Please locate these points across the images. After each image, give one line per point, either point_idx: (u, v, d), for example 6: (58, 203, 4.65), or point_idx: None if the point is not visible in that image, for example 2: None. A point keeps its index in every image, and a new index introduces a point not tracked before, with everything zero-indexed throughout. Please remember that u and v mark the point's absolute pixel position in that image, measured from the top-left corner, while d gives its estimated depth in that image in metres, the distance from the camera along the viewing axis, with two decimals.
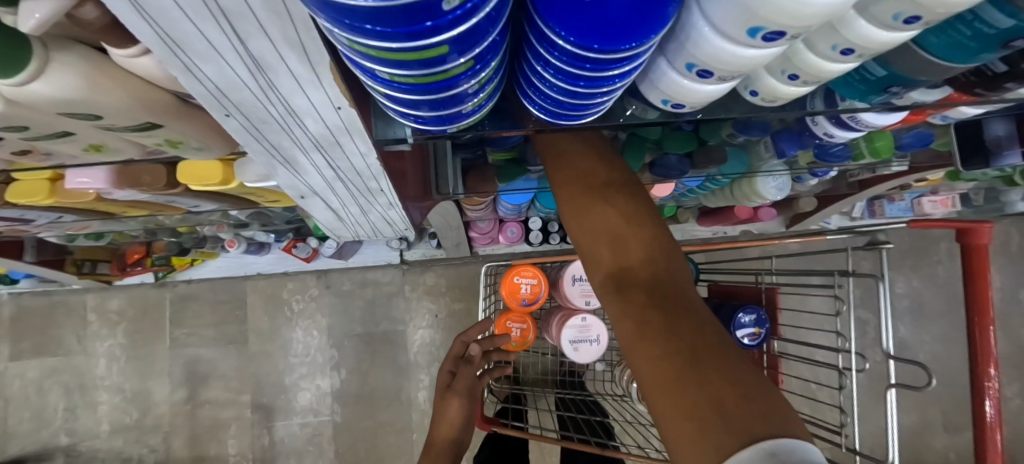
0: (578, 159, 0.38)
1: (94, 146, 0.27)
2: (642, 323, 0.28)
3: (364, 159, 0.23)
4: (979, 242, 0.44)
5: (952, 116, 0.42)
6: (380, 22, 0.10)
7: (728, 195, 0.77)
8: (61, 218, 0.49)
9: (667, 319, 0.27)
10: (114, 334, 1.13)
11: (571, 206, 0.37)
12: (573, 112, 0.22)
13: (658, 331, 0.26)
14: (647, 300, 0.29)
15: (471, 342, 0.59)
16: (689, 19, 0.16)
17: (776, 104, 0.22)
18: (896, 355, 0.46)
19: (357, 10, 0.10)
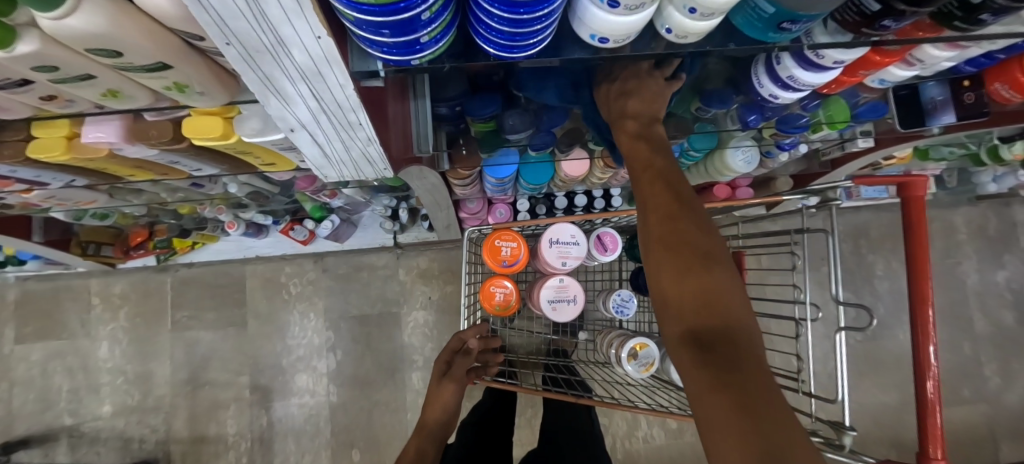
0: (675, 209, 0.40)
1: (111, 91, 0.31)
2: (713, 370, 0.31)
3: (343, 91, 0.27)
4: (917, 194, 0.48)
5: (889, 81, 0.47)
6: None
7: (703, 170, 0.81)
8: (73, 182, 0.54)
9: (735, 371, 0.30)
10: (116, 317, 1.17)
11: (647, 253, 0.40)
12: (516, 46, 0.26)
13: (723, 378, 0.30)
14: (719, 353, 0.32)
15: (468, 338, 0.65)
16: None
17: (688, 39, 0.26)
18: (844, 301, 0.50)
19: None
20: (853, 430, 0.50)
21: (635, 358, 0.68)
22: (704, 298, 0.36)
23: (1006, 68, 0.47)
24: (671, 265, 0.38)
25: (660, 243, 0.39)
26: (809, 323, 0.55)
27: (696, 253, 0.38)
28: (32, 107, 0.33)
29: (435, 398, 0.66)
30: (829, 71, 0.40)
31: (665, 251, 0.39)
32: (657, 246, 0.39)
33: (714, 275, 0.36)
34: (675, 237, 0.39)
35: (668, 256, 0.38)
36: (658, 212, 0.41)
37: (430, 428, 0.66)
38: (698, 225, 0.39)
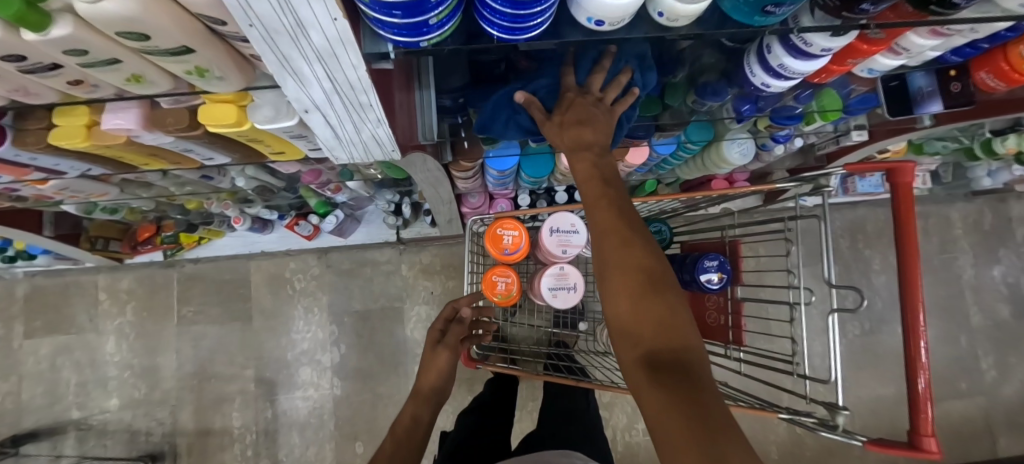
0: (625, 236, 0.42)
1: (135, 76, 0.33)
2: (664, 389, 0.33)
3: (355, 72, 0.28)
4: (905, 180, 0.49)
5: (877, 70, 0.49)
6: None
7: (701, 164, 0.83)
8: (89, 171, 0.55)
9: (683, 388, 0.33)
10: (123, 312, 1.18)
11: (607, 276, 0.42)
12: (518, 28, 0.27)
13: (673, 394, 0.32)
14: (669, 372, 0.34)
15: (462, 306, 0.70)
16: None
17: (678, 22, 0.28)
18: (836, 283, 0.51)
19: None
20: (846, 410, 0.51)
21: None
22: (656, 321, 0.38)
23: (991, 58, 0.48)
24: (626, 290, 0.40)
25: (615, 270, 0.41)
26: (803, 307, 0.57)
27: (647, 278, 0.40)
28: (57, 91, 0.35)
29: (428, 365, 0.68)
30: (818, 59, 0.42)
31: (621, 277, 0.41)
32: (613, 273, 0.41)
33: (665, 300, 0.39)
34: (629, 260, 0.41)
35: (623, 283, 0.40)
36: (612, 239, 0.42)
37: (425, 394, 0.67)
38: (648, 250, 0.41)
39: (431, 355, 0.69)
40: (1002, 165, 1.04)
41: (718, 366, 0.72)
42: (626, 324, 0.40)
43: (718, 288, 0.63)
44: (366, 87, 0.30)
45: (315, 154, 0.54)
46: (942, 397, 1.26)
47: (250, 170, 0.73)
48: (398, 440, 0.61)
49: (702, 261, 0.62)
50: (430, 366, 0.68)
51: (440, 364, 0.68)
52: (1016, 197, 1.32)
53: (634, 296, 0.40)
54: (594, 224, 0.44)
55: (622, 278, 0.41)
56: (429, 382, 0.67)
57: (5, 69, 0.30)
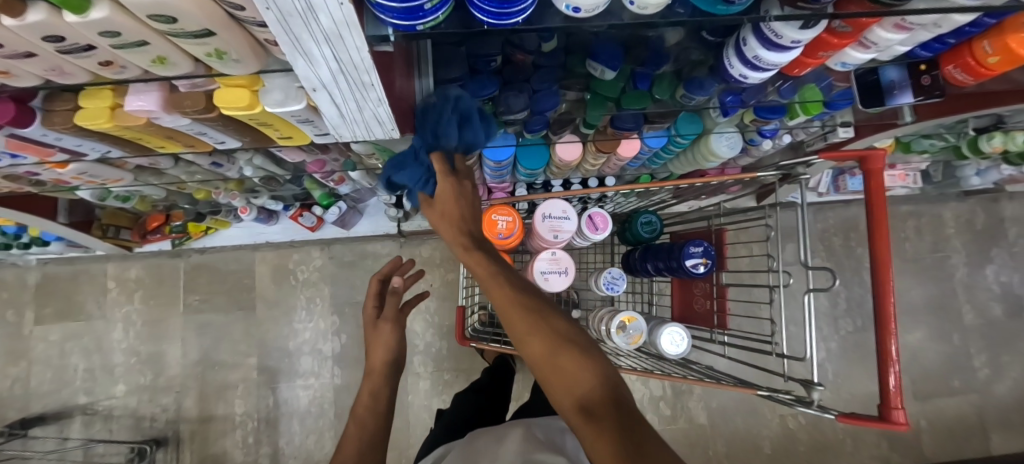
0: (526, 304, 0.46)
1: (159, 58, 0.36)
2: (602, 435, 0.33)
3: (359, 53, 0.31)
4: (874, 166, 0.52)
5: (850, 64, 0.52)
6: None
7: (692, 158, 0.86)
8: (108, 154, 0.59)
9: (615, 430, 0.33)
10: (131, 300, 1.22)
11: (528, 352, 0.43)
12: (505, 13, 0.30)
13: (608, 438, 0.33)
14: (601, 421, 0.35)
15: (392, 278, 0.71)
16: None
17: (648, 10, 0.31)
18: (811, 266, 0.54)
19: None
20: (819, 387, 0.53)
21: (623, 331, 0.72)
22: (577, 370, 0.40)
23: (958, 53, 0.52)
24: (542, 354, 0.42)
25: (528, 340, 0.43)
26: (783, 289, 0.59)
27: (556, 335, 0.43)
28: (88, 72, 0.39)
29: (372, 344, 0.65)
30: (790, 51, 0.45)
31: (534, 343, 0.43)
32: (527, 341, 0.43)
33: (575, 348, 0.41)
34: (536, 329, 0.43)
35: (538, 347, 0.42)
36: (518, 315, 0.45)
37: (380, 372, 0.63)
38: (548, 313, 0.45)
39: (373, 329, 0.66)
40: (991, 165, 1.08)
41: (704, 351, 0.75)
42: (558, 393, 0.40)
43: (703, 272, 0.65)
44: (369, 67, 0.33)
45: (320, 139, 0.57)
46: (935, 394, 1.27)
47: (257, 160, 0.77)
48: (357, 430, 0.56)
49: (688, 248, 0.65)
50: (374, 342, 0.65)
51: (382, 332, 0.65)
52: (1009, 197, 1.34)
53: (550, 354, 0.41)
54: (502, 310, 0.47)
55: (539, 348, 0.42)
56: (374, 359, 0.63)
57: (45, 48, 0.34)
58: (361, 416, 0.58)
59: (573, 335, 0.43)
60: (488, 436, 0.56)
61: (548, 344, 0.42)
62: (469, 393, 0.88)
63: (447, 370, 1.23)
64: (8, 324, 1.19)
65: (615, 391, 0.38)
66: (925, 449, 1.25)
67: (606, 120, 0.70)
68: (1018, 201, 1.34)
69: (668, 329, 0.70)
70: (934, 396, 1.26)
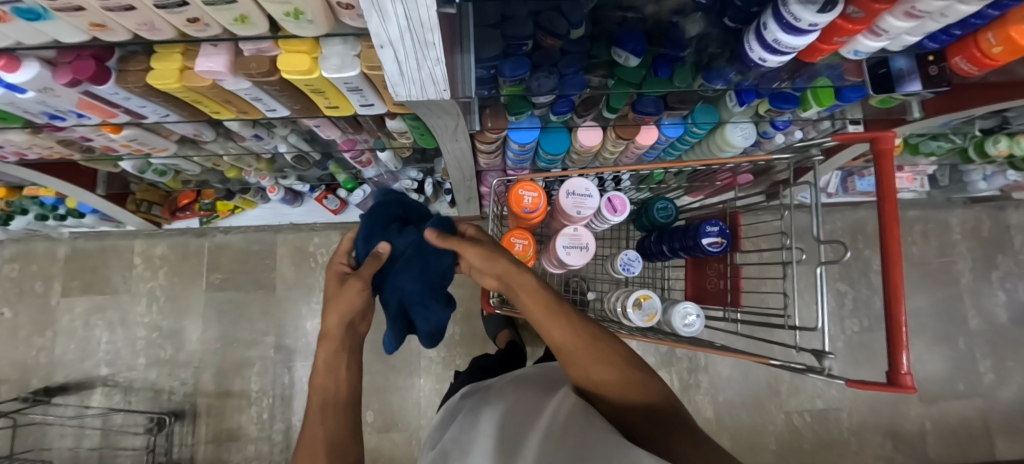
0: (585, 328, 0.48)
1: (241, 17, 0.41)
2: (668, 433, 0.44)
3: (428, 11, 0.34)
4: (885, 146, 0.55)
5: (862, 52, 0.56)
6: None
7: (706, 149, 0.89)
8: (165, 119, 0.63)
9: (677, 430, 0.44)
10: (156, 276, 1.25)
11: (585, 369, 0.47)
12: None
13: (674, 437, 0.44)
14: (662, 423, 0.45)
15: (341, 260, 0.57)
16: None
17: None
18: (825, 241, 0.57)
19: None
20: (830, 356, 0.55)
21: (639, 308, 0.75)
22: (635, 386, 0.47)
23: (963, 45, 0.55)
24: (606, 375, 0.46)
25: (586, 364, 0.47)
26: (796, 265, 0.62)
27: (613, 356, 0.48)
28: (174, 29, 0.43)
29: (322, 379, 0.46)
30: (807, 35, 0.49)
31: (597, 367, 0.47)
32: (587, 360, 0.46)
33: (629, 366, 0.47)
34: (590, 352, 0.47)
35: (597, 361, 0.46)
36: (570, 337, 0.48)
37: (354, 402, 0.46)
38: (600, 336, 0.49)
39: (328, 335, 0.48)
40: (996, 170, 1.10)
41: (717, 330, 0.77)
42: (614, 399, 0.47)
43: (718, 251, 0.68)
44: (433, 26, 0.36)
45: (363, 110, 0.61)
46: (940, 397, 1.28)
47: (293, 137, 0.82)
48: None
49: (704, 227, 0.68)
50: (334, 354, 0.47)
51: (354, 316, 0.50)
52: (1013, 206, 1.36)
53: (613, 375, 0.46)
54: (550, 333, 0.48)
55: (597, 366, 0.47)
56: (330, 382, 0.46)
57: (146, 3, 0.38)
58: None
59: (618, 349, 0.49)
60: (511, 388, 0.59)
61: (601, 365, 0.47)
62: (492, 357, 1.02)
63: (458, 355, 1.26)
64: (36, 294, 1.24)
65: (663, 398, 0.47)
66: (929, 451, 1.25)
67: (627, 104, 0.74)
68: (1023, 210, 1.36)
69: (682, 306, 0.72)
70: (940, 398, 1.27)
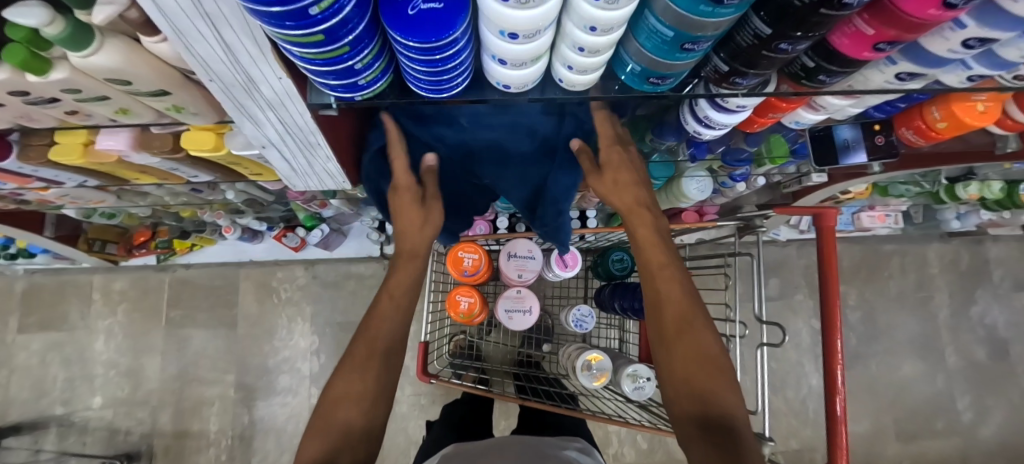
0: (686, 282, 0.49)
1: (122, 109, 0.39)
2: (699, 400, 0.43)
3: (304, 121, 0.34)
4: (828, 224, 0.53)
5: (803, 122, 0.53)
6: (287, 19, 0.22)
7: (663, 196, 0.86)
8: (85, 182, 0.61)
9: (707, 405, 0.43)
10: (115, 312, 1.23)
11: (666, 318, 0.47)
12: (438, 87, 0.32)
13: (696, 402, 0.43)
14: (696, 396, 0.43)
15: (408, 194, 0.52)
16: (481, 30, 0.27)
17: (577, 89, 0.33)
18: (766, 320, 0.55)
19: (268, 10, 0.21)
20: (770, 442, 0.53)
21: (588, 369, 0.72)
22: (700, 357, 0.45)
23: (909, 115, 0.53)
24: (682, 336, 0.46)
25: (668, 310, 0.47)
26: (739, 338, 0.60)
27: (694, 328, 0.46)
28: (56, 118, 0.41)
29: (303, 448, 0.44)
30: (737, 113, 0.46)
31: (677, 324, 0.46)
32: (676, 305, 0.47)
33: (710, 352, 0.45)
34: (671, 306, 0.47)
35: (686, 317, 0.47)
36: (667, 289, 0.48)
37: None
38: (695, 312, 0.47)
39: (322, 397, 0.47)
40: (970, 209, 1.08)
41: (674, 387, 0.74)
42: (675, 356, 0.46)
43: None
44: (316, 136, 0.36)
45: None
46: (918, 436, 1.22)
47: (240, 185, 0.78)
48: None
49: None
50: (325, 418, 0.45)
51: (376, 354, 0.48)
52: (993, 238, 1.28)
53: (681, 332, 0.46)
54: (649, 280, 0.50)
55: (679, 320, 0.47)
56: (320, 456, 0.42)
57: (12, 100, 0.35)
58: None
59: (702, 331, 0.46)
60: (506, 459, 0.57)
61: (685, 321, 0.46)
62: (460, 402, 0.99)
63: (424, 394, 1.23)
64: None
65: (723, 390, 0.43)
66: None
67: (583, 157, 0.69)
68: (1003, 243, 1.28)
69: (631, 368, 0.70)
70: (918, 438, 1.22)
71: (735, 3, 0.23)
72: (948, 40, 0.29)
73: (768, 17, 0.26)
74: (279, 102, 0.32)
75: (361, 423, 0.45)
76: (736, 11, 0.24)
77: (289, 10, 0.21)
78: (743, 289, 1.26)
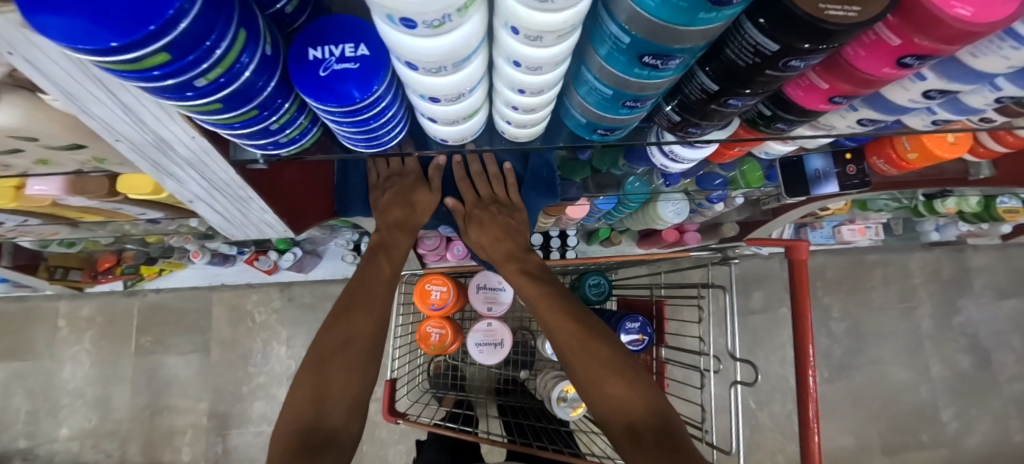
0: (577, 310, 0.56)
1: (42, 159, 0.36)
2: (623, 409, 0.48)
3: (229, 175, 0.32)
4: (800, 257, 0.52)
5: (773, 152, 0.51)
6: (172, 90, 0.20)
7: (639, 217, 0.84)
8: (27, 220, 0.58)
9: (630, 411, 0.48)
10: (82, 339, 1.18)
11: (576, 348, 0.53)
12: (372, 143, 0.30)
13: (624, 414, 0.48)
14: (621, 406, 0.49)
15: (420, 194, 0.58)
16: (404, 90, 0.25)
17: (521, 140, 0.31)
18: (741, 357, 0.53)
19: (148, 82, 0.19)
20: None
21: (564, 401, 0.71)
22: (612, 372, 0.51)
23: (880, 145, 0.52)
24: (592, 358, 0.52)
25: (571, 340, 0.54)
26: (713, 373, 0.58)
27: (600, 350, 0.52)
28: None
29: (295, 398, 0.49)
30: (702, 149, 0.44)
31: (584, 350, 0.53)
32: (576, 333, 0.54)
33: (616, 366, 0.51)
34: (574, 334, 0.54)
35: (588, 343, 0.53)
36: (563, 321, 0.55)
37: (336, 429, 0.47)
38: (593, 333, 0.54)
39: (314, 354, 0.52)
40: (949, 221, 1.08)
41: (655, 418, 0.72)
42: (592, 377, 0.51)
43: (639, 349, 0.65)
44: (243, 189, 0.33)
45: None
46: (903, 448, 1.22)
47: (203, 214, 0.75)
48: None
49: (625, 323, 0.64)
50: (319, 370, 0.50)
51: (373, 318, 0.55)
52: (973, 247, 1.29)
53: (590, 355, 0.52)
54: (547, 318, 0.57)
55: (585, 345, 0.53)
56: (315, 405, 0.48)
57: None
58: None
59: (605, 348, 0.53)
60: None
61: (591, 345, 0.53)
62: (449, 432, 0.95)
63: None
64: None
65: (638, 391, 0.49)
66: None
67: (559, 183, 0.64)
68: (984, 252, 1.29)
69: None
70: (904, 450, 1.21)
71: (672, 68, 0.21)
72: (907, 89, 0.28)
73: (713, 73, 0.25)
74: (197, 158, 0.29)
75: (358, 377, 0.51)
76: (675, 75, 0.22)
77: (171, 82, 0.19)
78: None
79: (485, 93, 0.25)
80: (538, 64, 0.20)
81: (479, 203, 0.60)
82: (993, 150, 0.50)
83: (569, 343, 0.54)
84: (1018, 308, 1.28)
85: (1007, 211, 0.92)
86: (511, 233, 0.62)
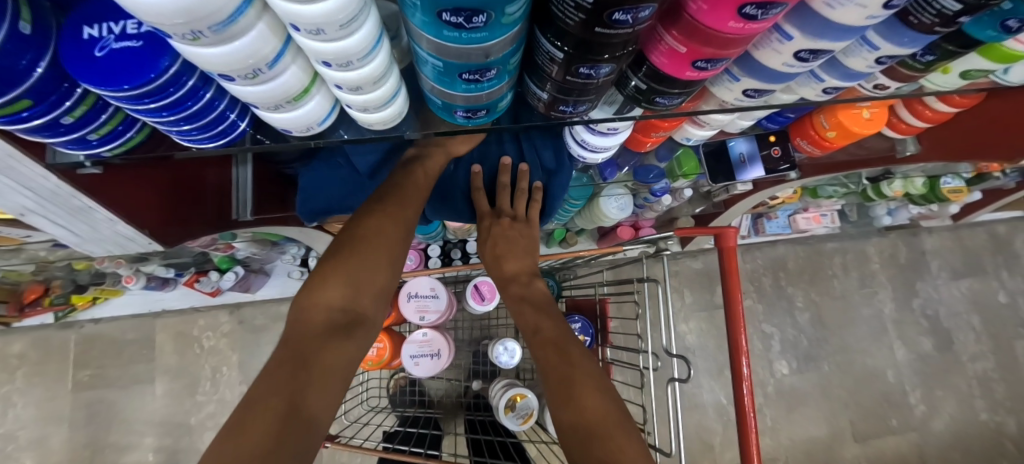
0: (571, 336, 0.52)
1: None
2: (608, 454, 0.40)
3: (44, 178, 0.28)
4: (729, 244, 0.50)
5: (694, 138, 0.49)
6: None
7: (586, 215, 0.82)
8: None
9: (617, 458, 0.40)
10: (12, 378, 1.09)
11: (562, 382, 0.47)
12: (204, 138, 0.27)
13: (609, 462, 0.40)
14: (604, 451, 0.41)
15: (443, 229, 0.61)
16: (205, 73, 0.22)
17: (374, 124, 0.29)
18: (676, 352, 0.51)
19: None
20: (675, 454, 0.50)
21: (513, 410, 0.67)
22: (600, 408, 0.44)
23: (802, 126, 0.51)
24: (585, 393, 0.46)
25: (562, 373, 0.48)
26: (654, 371, 0.55)
27: (593, 383, 0.47)
28: None
29: (318, 281, 0.46)
30: (611, 137, 0.42)
31: (578, 386, 0.46)
32: (567, 365, 0.49)
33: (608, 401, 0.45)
34: (563, 367, 0.49)
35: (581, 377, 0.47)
36: (554, 350, 0.51)
37: (364, 316, 0.47)
38: (586, 365, 0.48)
39: (348, 237, 0.49)
40: (899, 204, 1.10)
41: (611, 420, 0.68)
42: (578, 412, 0.45)
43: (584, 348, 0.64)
44: (66, 189, 0.30)
45: None
46: (875, 434, 1.21)
47: None
48: (248, 433, 0.33)
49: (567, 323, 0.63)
50: (350, 260, 0.48)
51: (400, 225, 0.50)
52: (927, 230, 1.31)
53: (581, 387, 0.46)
54: (539, 351, 0.52)
55: (576, 377, 0.47)
56: (344, 292, 0.46)
57: None
58: (247, 404, 0.36)
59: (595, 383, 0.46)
60: None
61: (583, 376, 0.47)
62: None
63: None
64: None
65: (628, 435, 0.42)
66: None
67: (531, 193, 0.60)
68: (937, 234, 1.31)
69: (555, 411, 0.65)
70: (874, 437, 1.21)
71: (482, 26, 0.18)
72: (779, 53, 0.25)
73: (556, 40, 0.22)
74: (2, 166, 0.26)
75: (382, 279, 0.49)
76: (497, 36, 0.20)
77: None
78: (692, 299, 1.23)
79: (303, 71, 0.22)
80: (315, 26, 0.17)
81: (494, 215, 0.60)
82: (913, 126, 0.50)
83: (556, 377, 0.48)
84: (973, 287, 1.30)
85: (951, 191, 0.93)
86: (515, 253, 0.61)
